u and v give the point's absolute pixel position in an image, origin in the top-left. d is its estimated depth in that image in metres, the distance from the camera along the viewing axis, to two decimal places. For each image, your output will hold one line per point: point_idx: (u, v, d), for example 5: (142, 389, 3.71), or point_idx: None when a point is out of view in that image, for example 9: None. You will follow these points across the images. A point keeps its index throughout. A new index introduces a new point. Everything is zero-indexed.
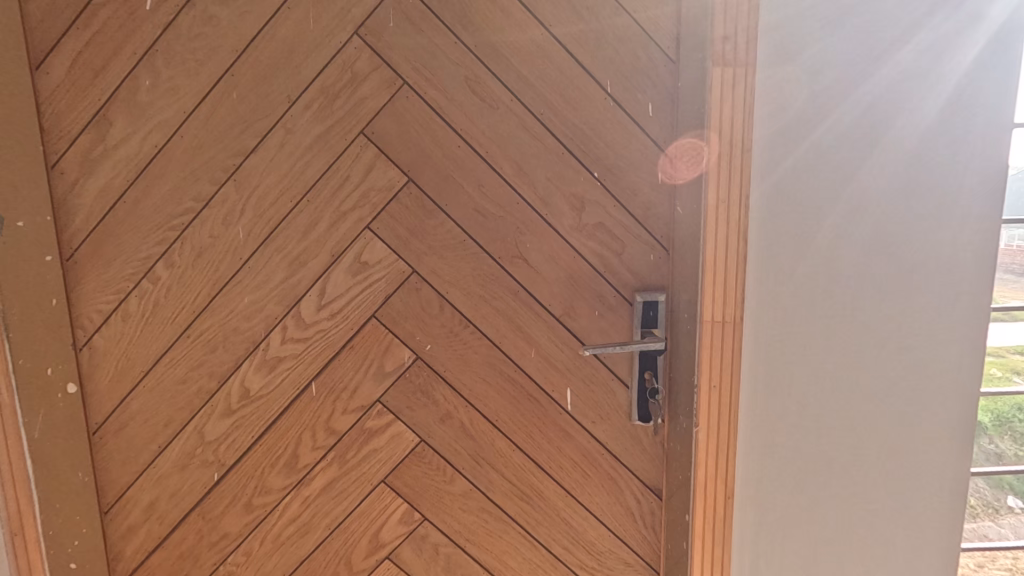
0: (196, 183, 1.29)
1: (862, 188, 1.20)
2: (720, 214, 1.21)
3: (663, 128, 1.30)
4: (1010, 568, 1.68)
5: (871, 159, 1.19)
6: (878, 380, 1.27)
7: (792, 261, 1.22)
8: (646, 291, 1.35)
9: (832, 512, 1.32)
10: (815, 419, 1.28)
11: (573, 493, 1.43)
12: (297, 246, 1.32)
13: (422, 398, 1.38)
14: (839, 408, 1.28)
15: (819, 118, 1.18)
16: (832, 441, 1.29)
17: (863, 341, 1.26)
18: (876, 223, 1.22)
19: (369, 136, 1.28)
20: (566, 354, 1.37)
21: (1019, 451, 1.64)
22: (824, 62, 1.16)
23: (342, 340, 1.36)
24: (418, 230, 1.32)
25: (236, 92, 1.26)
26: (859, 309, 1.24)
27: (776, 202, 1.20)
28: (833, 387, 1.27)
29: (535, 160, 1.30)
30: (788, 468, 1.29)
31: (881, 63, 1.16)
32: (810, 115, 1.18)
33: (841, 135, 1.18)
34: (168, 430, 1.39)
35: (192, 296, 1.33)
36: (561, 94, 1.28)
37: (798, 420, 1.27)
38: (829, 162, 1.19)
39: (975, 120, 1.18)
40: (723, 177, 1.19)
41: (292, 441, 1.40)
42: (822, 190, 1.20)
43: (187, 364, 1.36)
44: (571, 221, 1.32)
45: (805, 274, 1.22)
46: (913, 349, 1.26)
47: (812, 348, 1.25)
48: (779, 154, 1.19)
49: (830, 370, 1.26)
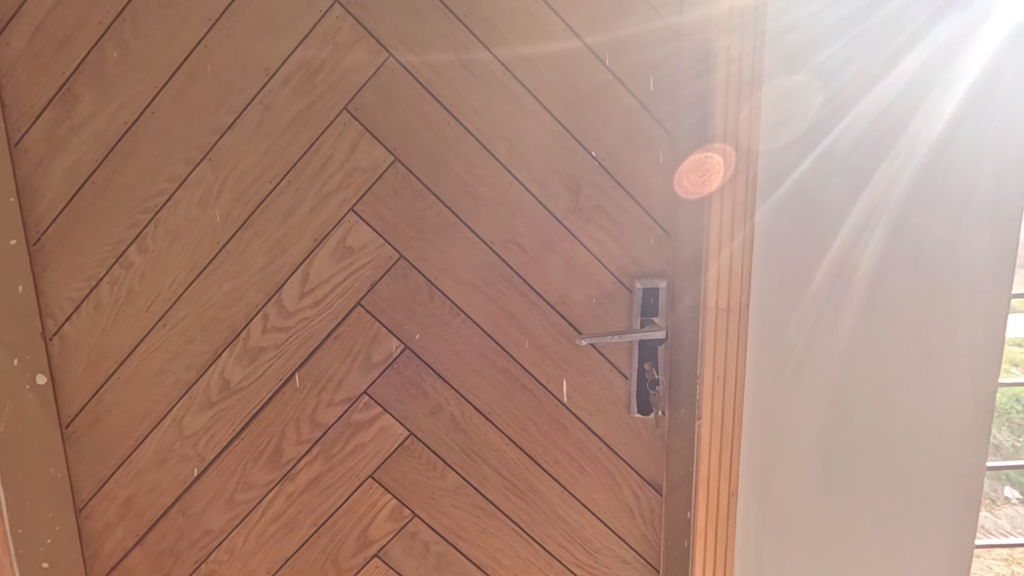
0: (170, 163, 1.22)
1: (873, 185, 1.14)
2: (727, 193, 1.14)
3: (664, 105, 1.22)
4: (1006, 558, 1.62)
5: (887, 152, 1.13)
6: (890, 377, 1.21)
7: (801, 251, 1.15)
8: (647, 277, 1.27)
9: (839, 512, 1.26)
10: (823, 416, 1.22)
11: (570, 488, 1.37)
12: (278, 230, 1.25)
13: (411, 390, 1.32)
14: (848, 405, 1.22)
15: (827, 110, 1.11)
16: (840, 439, 1.23)
17: (874, 336, 1.19)
18: (890, 213, 1.15)
19: (352, 112, 1.21)
20: (562, 344, 1.31)
21: (1017, 442, 1.57)
22: (834, 52, 1.09)
23: (327, 328, 1.29)
24: (405, 213, 1.25)
25: (211, 65, 1.18)
26: (871, 302, 1.18)
27: (784, 189, 1.14)
28: (842, 383, 1.21)
29: (530, 138, 1.23)
30: (793, 466, 1.24)
31: (895, 55, 1.09)
32: (818, 109, 1.11)
33: (851, 129, 1.12)
34: (145, 424, 1.32)
35: (168, 282, 1.26)
36: (557, 69, 1.21)
37: (803, 424, 1.22)
38: (837, 158, 1.13)
39: (1000, 106, 1.11)
40: (728, 155, 1.14)
41: (275, 435, 1.33)
42: (834, 178, 1.13)
43: (163, 355, 1.29)
44: (567, 203, 1.25)
45: (815, 264, 1.16)
46: (927, 345, 1.20)
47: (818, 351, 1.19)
48: (787, 139, 1.12)
49: (838, 373, 1.20)
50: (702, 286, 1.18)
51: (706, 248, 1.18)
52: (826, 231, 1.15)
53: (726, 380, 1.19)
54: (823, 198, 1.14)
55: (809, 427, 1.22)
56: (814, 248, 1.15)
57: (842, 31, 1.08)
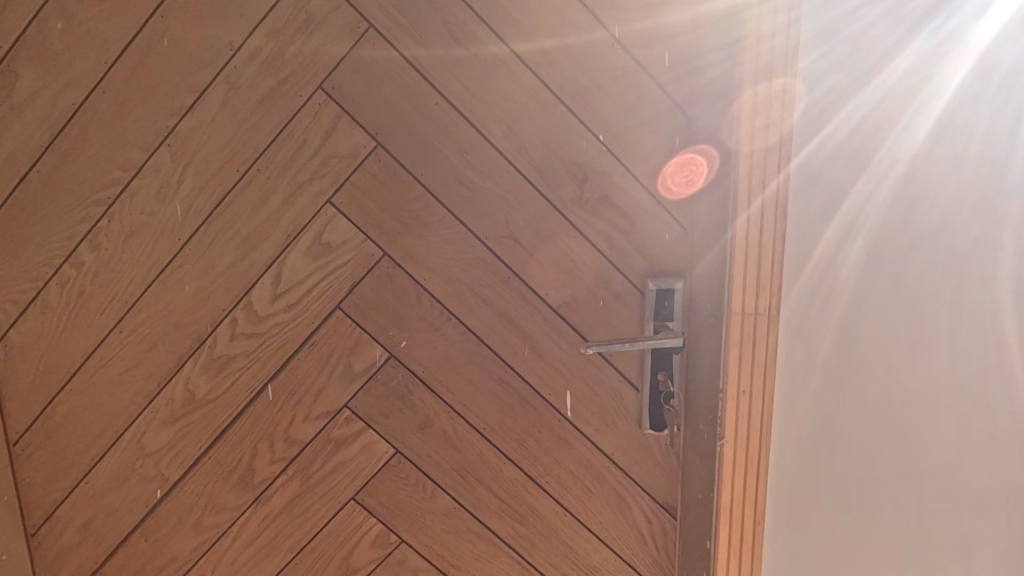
0: (123, 149, 1.08)
1: (918, 179, 0.98)
2: (755, 180, 1.00)
3: (682, 82, 1.07)
4: None
5: (946, 128, 0.96)
6: (946, 390, 1.04)
7: (839, 244, 1.01)
8: (662, 277, 1.13)
9: (884, 543, 1.10)
10: (864, 432, 1.06)
11: (574, 511, 1.23)
12: (247, 224, 1.11)
13: (397, 403, 1.19)
14: (895, 421, 1.06)
15: (855, 100, 0.96)
16: (885, 459, 1.07)
17: (927, 343, 1.03)
18: (949, 200, 0.98)
19: (329, 92, 1.07)
20: (566, 351, 1.17)
21: None
22: (870, 28, 0.94)
23: (302, 335, 1.16)
24: (389, 206, 1.11)
25: (168, 38, 1.04)
26: (923, 304, 1.02)
27: (821, 174, 0.99)
28: (887, 396, 1.05)
29: (530, 120, 1.09)
30: (829, 488, 1.09)
31: (944, 27, 0.93)
32: (844, 100, 0.97)
33: (885, 121, 0.97)
34: (101, 440, 1.19)
35: (123, 284, 1.13)
36: (560, 40, 1.06)
37: (828, 453, 1.07)
38: (869, 153, 0.98)
39: None
40: (758, 137, 0.99)
41: (247, 453, 1.20)
42: (879, 160, 0.98)
43: (120, 364, 1.16)
44: (571, 194, 1.11)
45: (855, 259, 1.01)
46: (994, 353, 1.03)
47: (846, 372, 1.05)
48: (824, 116, 0.98)
49: (869, 398, 1.05)
50: (724, 285, 1.05)
51: (728, 244, 1.04)
52: (868, 222, 1.00)
53: (751, 394, 1.05)
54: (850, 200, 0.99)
55: (835, 457, 1.07)
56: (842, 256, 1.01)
57: (872, 8, 0.93)
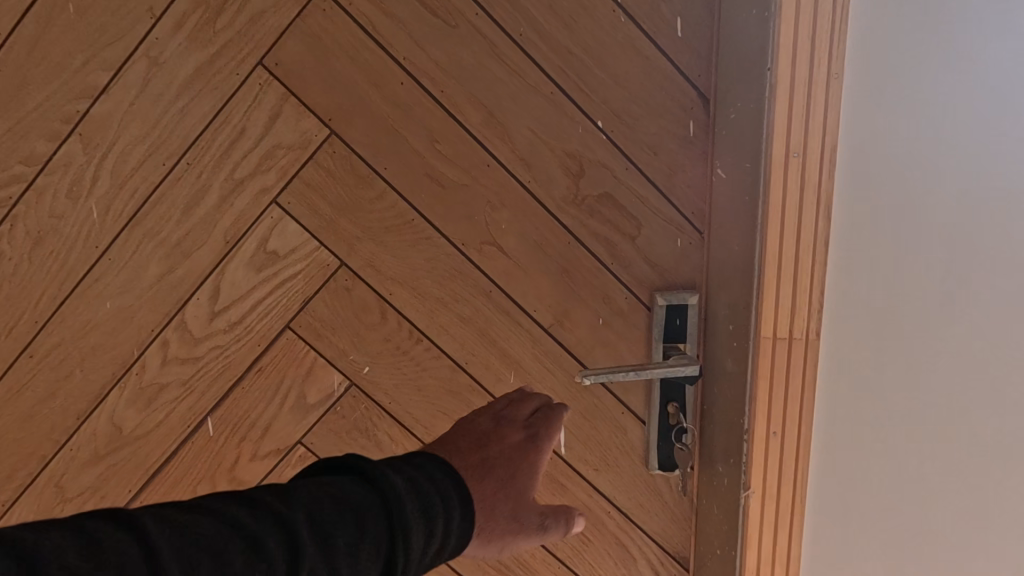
0: (25, 139, 0.90)
1: (1010, 162, 0.75)
2: (792, 173, 0.75)
3: (696, 57, 0.89)
4: None
5: None
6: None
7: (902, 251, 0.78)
8: (673, 290, 0.95)
9: None
10: (928, 481, 0.86)
11: (569, 563, 1.05)
12: (176, 228, 0.93)
13: (360, 438, 1.01)
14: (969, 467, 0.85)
15: (921, 68, 0.73)
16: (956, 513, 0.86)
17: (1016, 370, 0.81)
18: None
19: (270, 68, 0.89)
20: (558, 378, 0.99)
21: None
22: None
23: (246, 359, 0.98)
24: (346, 206, 0.93)
25: (74, 3, 0.86)
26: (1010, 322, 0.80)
27: (880, 160, 0.76)
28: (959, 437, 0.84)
29: (514, 102, 0.90)
30: (882, 548, 0.89)
31: None
32: (914, 58, 0.73)
33: (969, 85, 0.73)
34: (11, 484, 1.01)
35: (31, 300, 0.95)
36: (548, 6, 0.88)
37: (883, 511, 0.87)
38: (939, 136, 0.75)
39: None
40: (799, 110, 0.74)
41: (184, 497, 1.02)
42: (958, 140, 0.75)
43: (31, 394, 0.98)
44: (564, 191, 0.93)
45: (921, 269, 0.79)
46: None
47: (904, 416, 0.84)
48: (886, 83, 0.74)
49: (931, 442, 0.85)
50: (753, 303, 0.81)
51: (755, 250, 0.80)
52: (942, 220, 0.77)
53: (782, 435, 0.83)
54: (916, 203, 0.77)
55: (892, 515, 0.87)
56: (903, 274, 0.79)
57: None
